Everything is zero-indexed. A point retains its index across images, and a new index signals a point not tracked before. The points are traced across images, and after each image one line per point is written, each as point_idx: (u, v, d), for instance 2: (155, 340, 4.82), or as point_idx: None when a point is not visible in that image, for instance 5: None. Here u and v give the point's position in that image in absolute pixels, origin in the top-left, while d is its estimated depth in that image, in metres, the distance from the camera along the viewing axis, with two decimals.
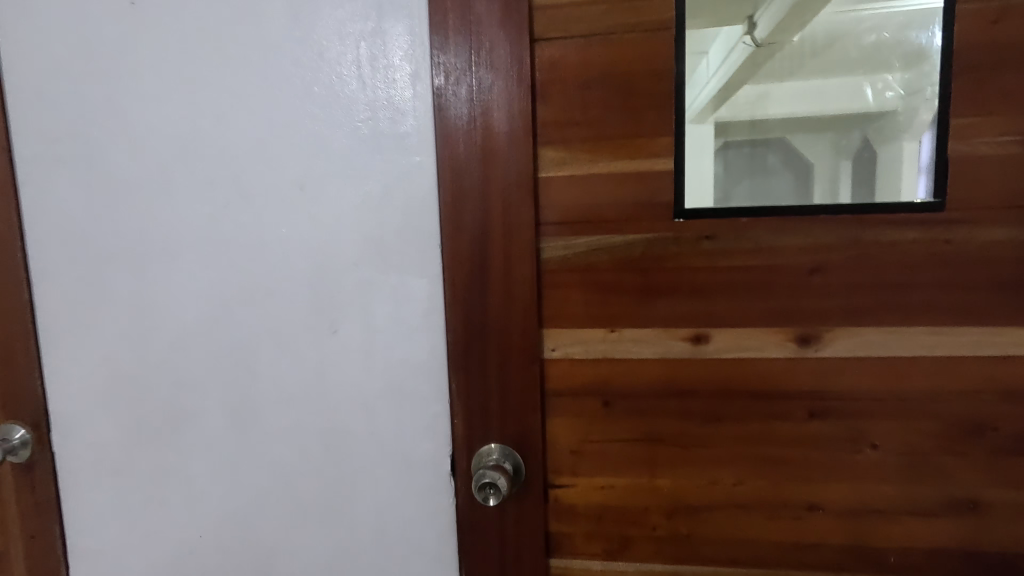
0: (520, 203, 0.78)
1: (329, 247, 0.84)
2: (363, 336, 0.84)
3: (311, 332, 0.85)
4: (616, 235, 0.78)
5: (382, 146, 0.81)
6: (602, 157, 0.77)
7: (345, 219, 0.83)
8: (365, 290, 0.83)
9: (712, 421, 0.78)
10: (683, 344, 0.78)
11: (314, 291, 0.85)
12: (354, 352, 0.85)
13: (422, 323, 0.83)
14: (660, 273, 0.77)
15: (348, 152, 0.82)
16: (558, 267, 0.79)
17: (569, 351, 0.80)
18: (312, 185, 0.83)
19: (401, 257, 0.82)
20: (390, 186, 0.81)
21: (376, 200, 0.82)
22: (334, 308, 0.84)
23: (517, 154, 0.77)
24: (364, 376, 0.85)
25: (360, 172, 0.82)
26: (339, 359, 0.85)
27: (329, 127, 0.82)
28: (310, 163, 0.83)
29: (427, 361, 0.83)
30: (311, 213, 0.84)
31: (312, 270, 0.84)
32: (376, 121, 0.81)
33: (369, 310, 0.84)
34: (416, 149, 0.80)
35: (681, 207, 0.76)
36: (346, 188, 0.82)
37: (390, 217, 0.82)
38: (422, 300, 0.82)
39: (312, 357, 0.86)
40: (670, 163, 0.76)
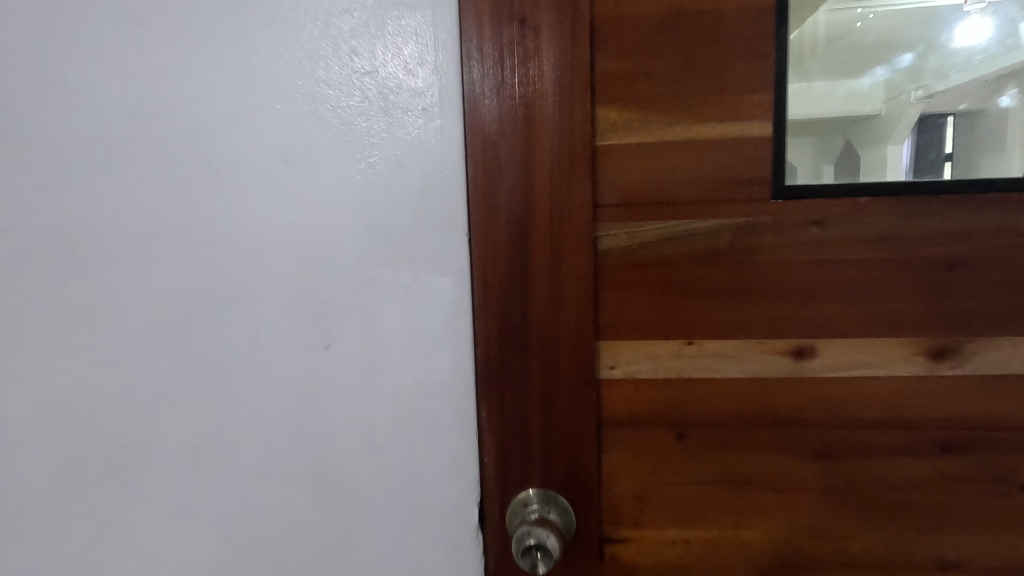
0: (573, 180, 0.61)
1: (323, 237, 0.65)
2: (368, 350, 0.65)
3: (298, 346, 0.66)
4: (695, 220, 0.61)
5: (391, 109, 0.63)
6: (681, 119, 0.60)
7: (345, 200, 0.64)
8: (368, 291, 0.64)
9: (817, 458, 0.61)
10: (781, 360, 0.61)
11: (303, 293, 0.66)
12: (356, 372, 0.66)
13: (446, 334, 0.64)
14: (753, 270, 0.60)
15: (347, 115, 0.64)
16: (619, 263, 0.62)
17: (632, 370, 0.63)
18: (301, 155, 0.64)
19: (418, 249, 0.63)
20: (402, 159, 0.63)
21: (384, 176, 0.63)
22: (329, 315, 0.65)
23: (568, 118, 0.60)
24: (369, 402, 0.66)
25: (363, 141, 0.64)
26: (337, 381, 0.66)
27: (321, 84, 0.64)
28: (297, 129, 0.64)
29: (448, 382, 0.65)
30: (299, 193, 0.65)
31: (301, 266, 0.65)
32: (383, 76, 0.63)
33: (376, 318, 0.65)
34: (435, 111, 0.62)
35: (780, 183, 0.59)
36: (344, 161, 0.64)
37: (401, 197, 0.63)
38: (445, 304, 0.64)
39: (301, 379, 0.67)
40: (770, 128, 0.59)
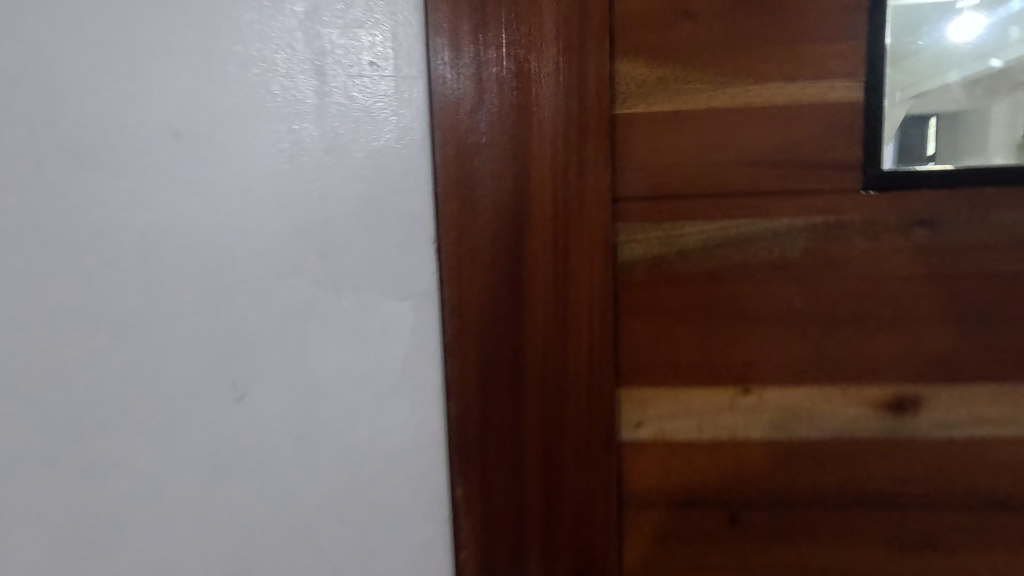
0: (588, 163, 0.42)
1: (228, 242, 0.44)
2: (298, 405, 0.45)
3: (185, 402, 0.45)
4: (758, 219, 0.43)
5: (321, 59, 0.43)
6: (738, 74, 0.42)
7: (260, 188, 0.43)
8: (290, 322, 0.44)
9: (922, 550, 0.44)
10: (872, 415, 0.44)
11: (198, 327, 0.44)
12: (281, 437, 0.45)
13: (409, 381, 0.45)
14: (835, 289, 0.43)
15: (254, 66, 0.43)
16: (647, 280, 0.44)
17: (666, 430, 0.45)
18: (190, 125, 0.43)
19: (368, 258, 0.44)
20: (341, 135, 0.43)
21: (314, 158, 0.43)
22: (238, 356, 0.45)
23: (581, 72, 0.42)
24: (301, 481, 0.45)
25: (282, 110, 0.43)
26: (252, 451, 0.45)
27: (215, 24, 0.43)
28: (182, 89, 0.43)
29: (409, 450, 0.45)
30: (189, 179, 0.44)
31: (196, 285, 0.44)
32: (308, 12, 0.42)
33: (308, 358, 0.44)
34: (388, 62, 0.42)
35: (875, 168, 0.42)
36: (252, 133, 0.43)
37: (337, 187, 0.43)
38: (406, 337, 0.44)
39: (201, 450, 0.45)
40: (860, 88, 0.42)
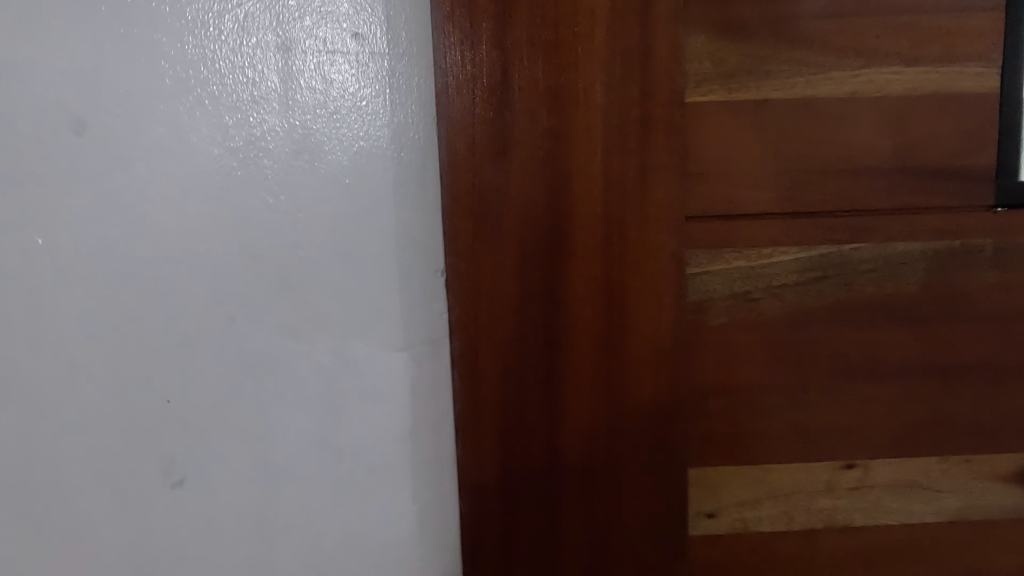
0: (650, 171, 0.32)
1: (152, 273, 0.32)
2: (257, 494, 0.33)
3: (93, 491, 0.33)
4: (867, 247, 0.33)
5: (279, 27, 0.30)
6: (842, 57, 0.32)
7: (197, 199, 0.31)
8: (239, 381, 0.32)
9: None
10: (999, 489, 0.35)
11: (112, 389, 0.32)
12: (235, 538, 0.33)
13: (409, 459, 0.33)
14: (963, 334, 0.34)
15: (183, 34, 0.30)
16: (722, 326, 0.34)
17: (748, 519, 0.35)
18: (90, 110, 0.30)
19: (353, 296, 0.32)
20: (313, 133, 0.31)
21: (274, 166, 0.31)
22: (170, 426, 0.33)
23: (641, 46, 0.31)
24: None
25: (230, 100, 0.31)
26: (195, 556, 0.33)
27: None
28: (79, 61, 0.30)
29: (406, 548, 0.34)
30: (93, 186, 0.31)
31: (110, 334, 0.32)
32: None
33: (267, 429, 0.33)
34: (378, 34, 0.31)
35: (1009, 178, 0.33)
36: (183, 126, 0.31)
37: (306, 200, 0.31)
38: (404, 402, 0.33)
39: (121, 556, 0.33)
40: (995, 74, 0.32)
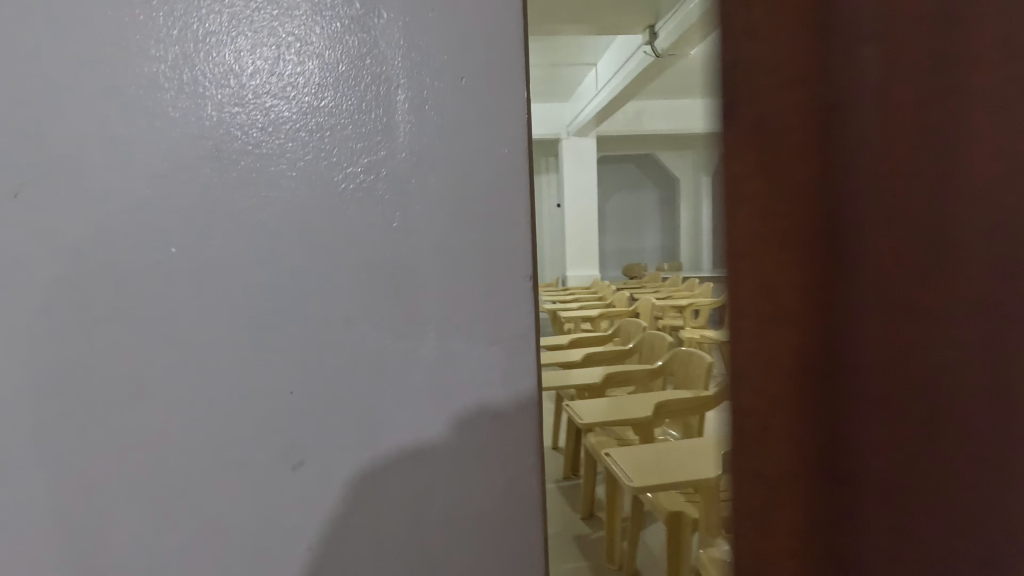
0: None
1: (289, 285, 0.36)
2: (370, 474, 0.38)
3: (235, 477, 0.37)
4: None
5: (395, 79, 0.36)
6: None
7: (325, 219, 0.36)
8: (362, 375, 0.37)
9: None
10: None
11: (254, 386, 0.37)
12: (349, 514, 0.38)
13: (504, 439, 0.39)
14: None
15: (318, 86, 0.36)
16: None
17: None
18: (239, 142, 0.36)
19: (456, 300, 0.37)
20: (428, 166, 0.37)
21: (393, 187, 0.37)
22: (301, 417, 0.37)
23: None
24: (372, 563, 0.38)
25: (355, 130, 0.36)
26: (315, 530, 0.38)
27: (274, 28, 0.36)
28: (230, 102, 0.36)
29: (503, 514, 0.39)
30: (236, 207, 0.36)
31: (244, 335, 0.37)
32: (385, 18, 0.36)
33: (384, 417, 0.38)
34: (479, 80, 0.37)
35: None
36: (321, 162, 0.36)
37: (425, 219, 0.37)
38: (497, 391, 0.38)
39: (247, 533, 0.38)
40: None
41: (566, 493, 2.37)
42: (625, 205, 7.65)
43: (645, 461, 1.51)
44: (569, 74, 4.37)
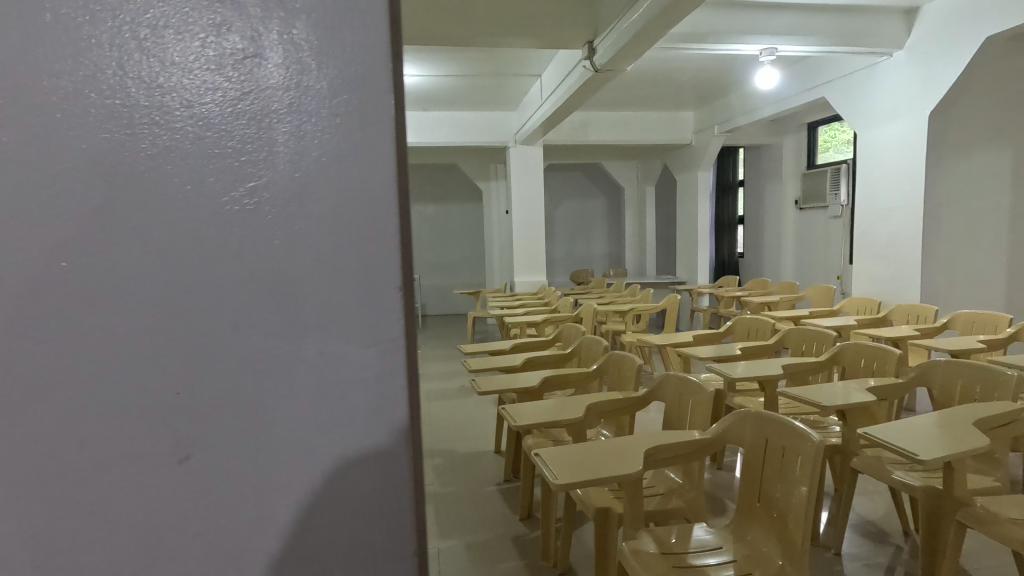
0: None
1: (177, 293, 0.41)
2: (253, 467, 0.42)
3: (128, 472, 0.41)
4: None
5: (274, 115, 0.41)
6: None
7: (209, 238, 0.41)
8: (247, 375, 0.42)
9: None
10: None
11: (140, 387, 0.41)
12: (234, 503, 0.42)
13: (378, 430, 0.44)
14: None
15: (201, 121, 0.40)
16: None
17: None
18: (127, 166, 0.40)
19: (333, 310, 0.42)
20: (303, 193, 0.41)
21: (274, 209, 0.41)
22: (187, 414, 0.41)
23: None
24: (258, 546, 0.43)
25: (239, 159, 0.41)
26: (199, 517, 0.42)
27: (164, 67, 0.40)
28: (120, 131, 0.40)
29: (374, 499, 0.44)
30: (122, 225, 0.40)
31: (132, 344, 0.40)
32: (267, 63, 0.41)
33: (265, 413, 0.42)
34: (351, 119, 0.42)
35: None
36: (205, 187, 0.40)
37: (305, 239, 0.42)
38: (371, 391, 0.43)
39: (139, 519, 0.42)
40: None
41: (506, 494, 2.43)
42: (573, 212, 7.82)
43: (572, 460, 1.58)
44: (515, 83, 4.45)
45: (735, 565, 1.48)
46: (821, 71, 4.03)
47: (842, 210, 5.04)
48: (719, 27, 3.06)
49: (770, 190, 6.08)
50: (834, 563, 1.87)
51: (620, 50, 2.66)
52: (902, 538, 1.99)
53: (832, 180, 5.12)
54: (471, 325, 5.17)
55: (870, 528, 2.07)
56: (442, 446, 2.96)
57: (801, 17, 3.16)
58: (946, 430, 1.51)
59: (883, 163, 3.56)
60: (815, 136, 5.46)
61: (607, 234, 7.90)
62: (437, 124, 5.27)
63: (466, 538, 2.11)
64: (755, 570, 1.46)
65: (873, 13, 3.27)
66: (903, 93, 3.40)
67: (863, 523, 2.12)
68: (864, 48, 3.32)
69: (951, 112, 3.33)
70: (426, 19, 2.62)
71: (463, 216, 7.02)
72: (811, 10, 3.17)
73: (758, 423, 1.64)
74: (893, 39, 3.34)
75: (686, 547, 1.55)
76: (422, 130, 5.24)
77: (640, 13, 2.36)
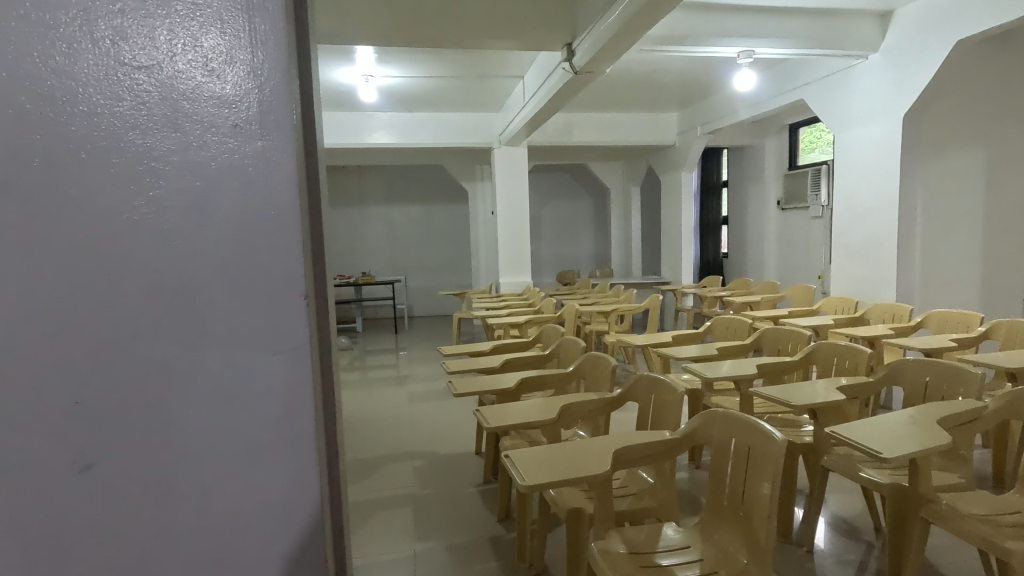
0: None
1: (78, 306, 0.42)
2: (161, 469, 0.45)
3: (35, 476, 0.43)
4: None
5: (172, 123, 0.43)
6: None
7: (109, 257, 0.42)
8: (149, 381, 0.44)
9: None
10: None
11: (42, 395, 0.42)
12: (142, 504, 0.45)
13: (284, 432, 0.46)
14: None
15: (101, 129, 0.42)
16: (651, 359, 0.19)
17: None
18: (24, 178, 0.41)
19: (233, 320, 0.44)
20: (202, 198, 0.43)
21: (173, 219, 0.43)
22: (90, 418, 0.43)
23: None
24: (168, 543, 0.46)
25: (138, 165, 0.43)
26: (105, 524, 0.45)
27: (61, 75, 0.42)
28: (18, 140, 0.41)
29: (278, 497, 0.47)
30: (19, 242, 0.41)
31: (32, 353, 0.42)
32: (165, 74, 0.43)
33: (169, 415, 0.44)
34: (250, 127, 0.44)
35: None
36: (104, 200, 0.42)
37: (205, 252, 0.43)
38: (272, 402, 0.45)
39: (46, 520, 0.44)
40: None
41: (483, 495, 2.43)
42: (559, 213, 7.83)
43: (541, 461, 1.56)
44: (497, 85, 4.44)
45: (700, 564, 1.47)
46: (799, 74, 4.07)
47: (823, 210, 5.09)
48: (696, 30, 3.08)
49: (752, 191, 6.12)
50: (805, 560, 1.88)
51: (597, 53, 2.65)
52: (874, 534, 2.01)
53: (813, 181, 5.17)
54: (456, 326, 5.17)
55: (843, 525, 2.09)
56: (423, 448, 2.95)
57: (778, 19, 3.18)
58: (911, 426, 1.51)
59: (860, 165, 3.58)
60: (796, 137, 5.49)
61: (593, 234, 7.92)
62: (420, 125, 5.25)
63: (442, 540, 2.10)
64: (721, 569, 1.45)
65: (845, 15, 3.30)
66: (878, 95, 3.43)
67: (836, 519, 2.13)
68: (840, 51, 3.35)
69: (925, 114, 3.36)
70: (402, 21, 2.60)
71: (449, 217, 7.00)
72: (787, 13, 3.20)
73: (727, 422, 1.61)
74: (867, 42, 3.37)
75: (654, 547, 1.54)
76: (405, 131, 5.22)
77: (616, 16, 2.35)
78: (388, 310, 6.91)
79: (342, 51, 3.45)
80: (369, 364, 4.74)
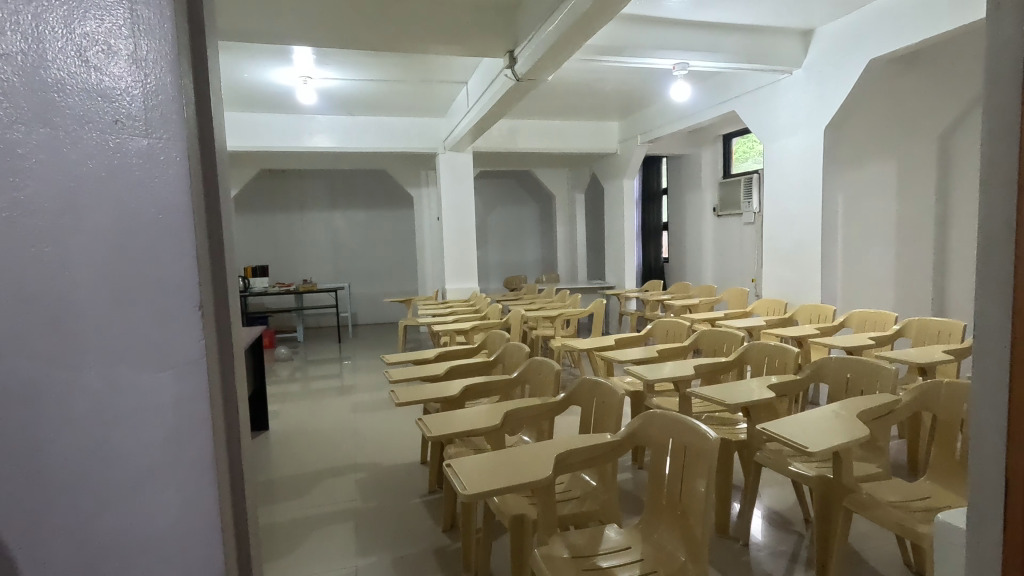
0: None
1: None
2: (67, 458, 0.52)
3: None
4: None
5: (49, 114, 0.50)
6: None
7: (17, 272, 0.50)
8: (49, 375, 0.51)
9: None
10: None
11: None
12: (46, 483, 0.51)
13: (177, 427, 0.53)
14: None
15: None
16: None
17: None
18: None
19: (134, 329, 0.52)
20: (86, 190, 0.50)
21: (74, 235, 0.50)
22: None
23: None
24: (73, 518, 0.52)
25: (25, 154, 0.49)
26: (12, 502, 0.51)
27: None
28: None
29: (179, 487, 0.54)
30: None
31: None
32: (59, 71, 0.50)
33: (71, 404, 0.51)
34: (132, 124, 0.51)
35: None
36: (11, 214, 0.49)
37: (106, 266, 0.51)
38: (168, 387, 0.53)
39: None
40: None
41: (428, 504, 2.39)
42: (506, 219, 7.85)
43: (483, 468, 1.54)
44: (441, 90, 4.41)
45: (640, 564, 1.49)
46: (729, 87, 4.27)
47: (754, 216, 5.33)
48: (633, 41, 3.16)
49: (689, 198, 6.34)
50: (741, 553, 1.94)
51: (535, 62, 2.67)
52: (804, 525, 2.10)
53: (745, 189, 5.41)
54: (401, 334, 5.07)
55: (776, 518, 2.17)
56: (365, 460, 2.86)
57: (709, 33, 3.32)
58: (834, 421, 1.58)
59: (787, 174, 3.78)
60: (729, 147, 5.74)
61: (539, 240, 7.99)
62: (362, 129, 5.15)
63: (385, 553, 2.04)
64: (659, 568, 1.47)
65: (771, 31, 3.48)
66: (800, 108, 3.65)
67: (770, 512, 2.22)
68: (768, 66, 3.53)
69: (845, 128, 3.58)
70: (336, 23, 2.53)
71: (394, 223, 6.88)
72: (718, 28, 3.34)
73: (665, 422, 1.64)
74: (791, 58, 3.57)
75: (595, 549, 1.54)
76: (346, 135, 5.09)
77: (554, 25, 2.38)
78: (331, 318, 6.72)
79: (277, 49, 3.31)
80: (310, 374, 4.58)
